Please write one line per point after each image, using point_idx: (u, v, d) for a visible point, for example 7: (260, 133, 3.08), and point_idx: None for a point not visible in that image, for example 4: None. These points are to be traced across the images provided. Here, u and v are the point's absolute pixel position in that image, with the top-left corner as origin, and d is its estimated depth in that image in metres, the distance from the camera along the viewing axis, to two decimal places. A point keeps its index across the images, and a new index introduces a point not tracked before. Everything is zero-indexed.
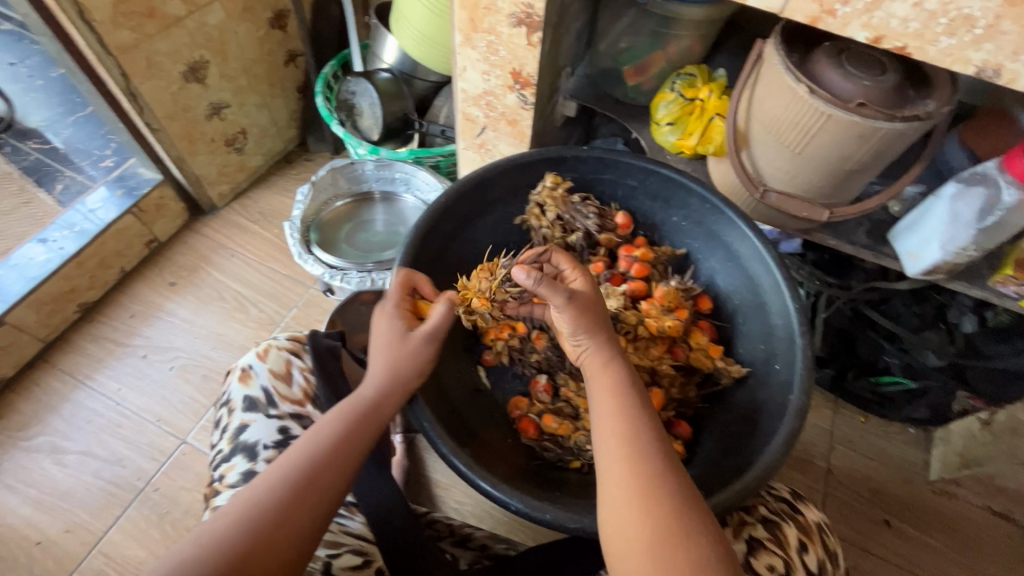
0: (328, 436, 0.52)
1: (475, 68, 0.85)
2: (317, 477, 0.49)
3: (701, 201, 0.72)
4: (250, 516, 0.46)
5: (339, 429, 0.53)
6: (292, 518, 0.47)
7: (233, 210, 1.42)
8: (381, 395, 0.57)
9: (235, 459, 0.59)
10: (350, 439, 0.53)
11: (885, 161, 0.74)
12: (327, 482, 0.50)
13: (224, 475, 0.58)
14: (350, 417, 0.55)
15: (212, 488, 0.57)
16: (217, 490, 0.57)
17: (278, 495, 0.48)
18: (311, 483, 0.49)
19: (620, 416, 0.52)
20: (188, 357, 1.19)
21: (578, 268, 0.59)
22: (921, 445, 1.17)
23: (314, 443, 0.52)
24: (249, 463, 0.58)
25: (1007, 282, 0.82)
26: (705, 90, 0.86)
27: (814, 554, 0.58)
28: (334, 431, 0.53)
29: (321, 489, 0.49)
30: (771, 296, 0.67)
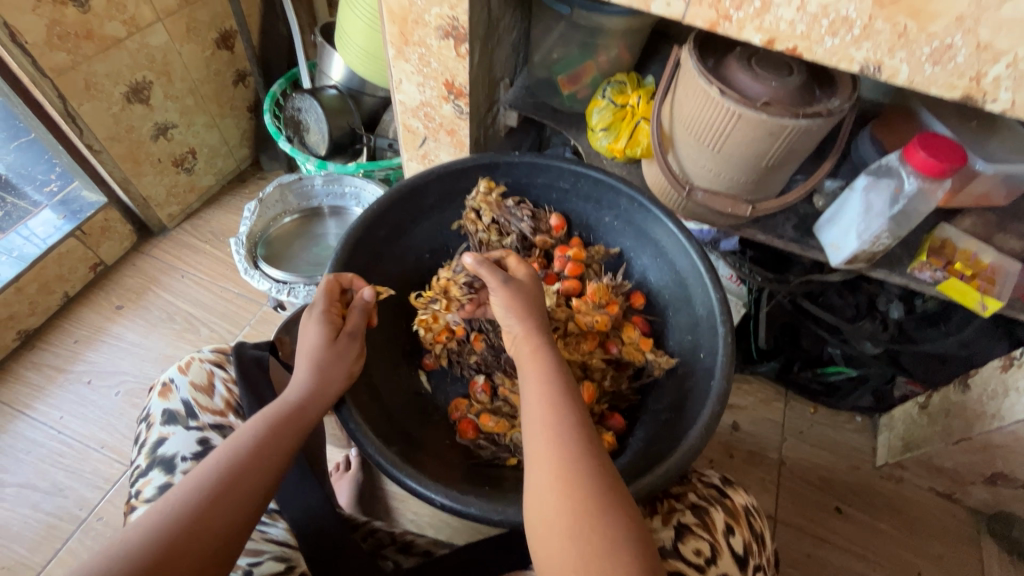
0: (250, 439, 0.52)
1: (411, 81, 0.87)
2: (237, 480, 0.49)
3: (630, 201, 0.74)
4: (165, 525, 0.45)
5: (261, 431, 0.53)
6: (211, 522, 0.46)
7: (184, 230, 1.40)
8: (308, 396, 0.57)
9: (151, 474, 0.57)
10: (272, 439, 0.53)
11: (799, 156, 0.77)
12: (250, 484, 0.49)
13: (140, 490, 0.57)
14: (274, 419, 0.54)
15: (128, 504, 0.56)
16: (133, 506, 0.56)
17: (195, 501, 0.47)
18: (232, 486, 0.49)
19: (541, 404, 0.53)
20: (135, 381, 1.16)
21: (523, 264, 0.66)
22: (868, 432, 1.21)
23: (235, 445, 0.51)
24: (166, 476, 0.57)
25: (923, 268, 0.85)
26: (634, 96, 0.90)
27: (740, 536, 0.61)
28: (256, 433, 0.53)
29: (242, 492, 0.49)
30: (697, 287, 0.69)
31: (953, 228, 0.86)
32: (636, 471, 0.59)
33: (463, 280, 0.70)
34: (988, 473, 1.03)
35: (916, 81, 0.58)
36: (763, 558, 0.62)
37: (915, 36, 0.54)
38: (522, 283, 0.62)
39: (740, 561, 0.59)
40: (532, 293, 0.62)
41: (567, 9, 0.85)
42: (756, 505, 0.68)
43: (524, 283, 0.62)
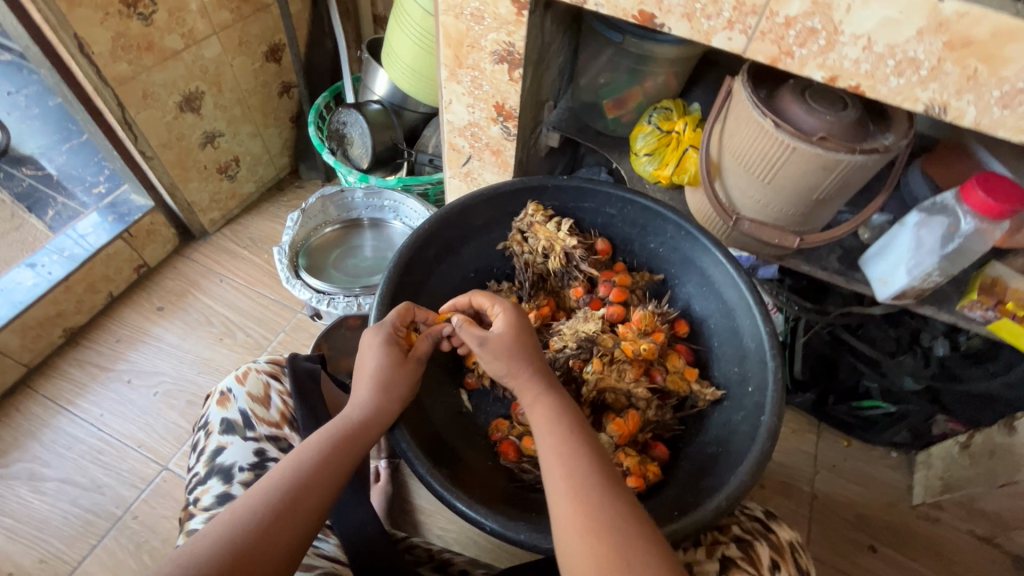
0: (314, 456, 0.54)
1: (460, 101, 0.89)
2: (300, 498, 0.50)
3: (678, 229, 0.74)
4: (232, 535, 0.46)
5: (323, 449, 0.55)
6: (274, 538, 0.47)
7: (224, 235, 1.44)
8: (368, 418, 0.59)
9: (210, 482, 0.59)
10: (333, 459, 0.54)
11: (850, 190, 0.77)
12: (312, 502, 0.51)
13: (198, 497, 0.59)
14: (335, 438, 0.56)
15: (187, 511, 0.58)
16: (192, 513, 0.58)
17: (260, 515, 0.48)
18: (296, 502, 0.50)
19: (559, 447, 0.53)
20: (173, 382, 1.19)
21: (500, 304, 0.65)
22: (903, 469, 1.18)
23: (298, 462, 0.53)
24: (224, 485, 0.58)
25: (973, 306, 0.84)
26: (681, 123, 0.90)
27: (787, 572, 0.59)
28: (318, 451, 0.54)
29: (305, 509, 0.50)
30: (745, 320, 0.69)
31: (1005, 267, 0.83)
32: (684, 504, 0.58)
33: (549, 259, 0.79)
34: None
35: (982, 123, 0.57)
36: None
37: (985, 80, 0.54)
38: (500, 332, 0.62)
39: None
40: (523, 342, 0.62)
41: (619, 37, 0.85)
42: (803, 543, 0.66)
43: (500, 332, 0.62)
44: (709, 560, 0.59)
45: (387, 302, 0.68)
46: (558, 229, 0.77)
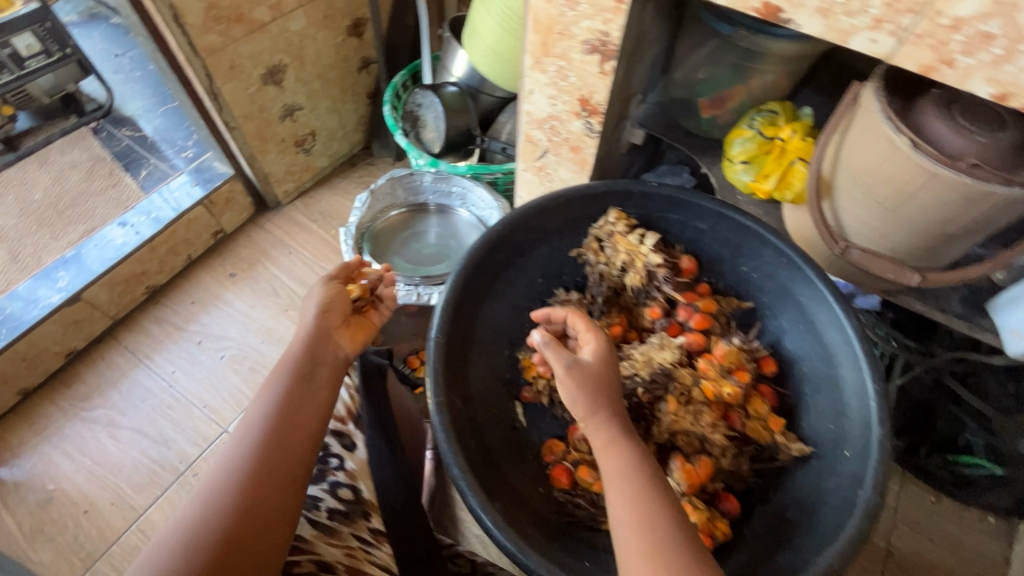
0: (275, 398, 0.61)
1: (543, 92, 0.83)
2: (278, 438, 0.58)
3: (777, 254, 0.66)
4: (221, 482, 0.54)
5: (282, 392, 0.61)
6: (258, 502, 0.53)
7: (296, 207, 1.47)
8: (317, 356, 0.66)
9: None
10: (298, 396, 0.61)
11: (997, 226, 0.65)
12: (293, 438, 0.58)
13: None
14: (292, 376, 0.63)
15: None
16: None
17: (243, 460, 0.56)
18: (277, 442, 0.57)
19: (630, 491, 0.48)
20: (238, 348, 1.24)
21: (590, 331, 0.60)
22: (1001, 538, 1.04)
23: (253, 429, 0.58)
24: None
25: None
26: (787, 129, 0.80)
27: None
28: (280, 392, 0.61)
29: (285, 445, 0.58)
30: (847, 370, 0.60)
31: None
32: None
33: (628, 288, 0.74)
34: None
35: None
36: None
37: None
38: (592, 365, 0.56)
39: None
40: (608, 377, 0.56)
41: (729, 29, 0.76)
42: None
43: (595, 366, 0.56)
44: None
45: (451, 306, 0.64)
46: (641, 243, 0.71)
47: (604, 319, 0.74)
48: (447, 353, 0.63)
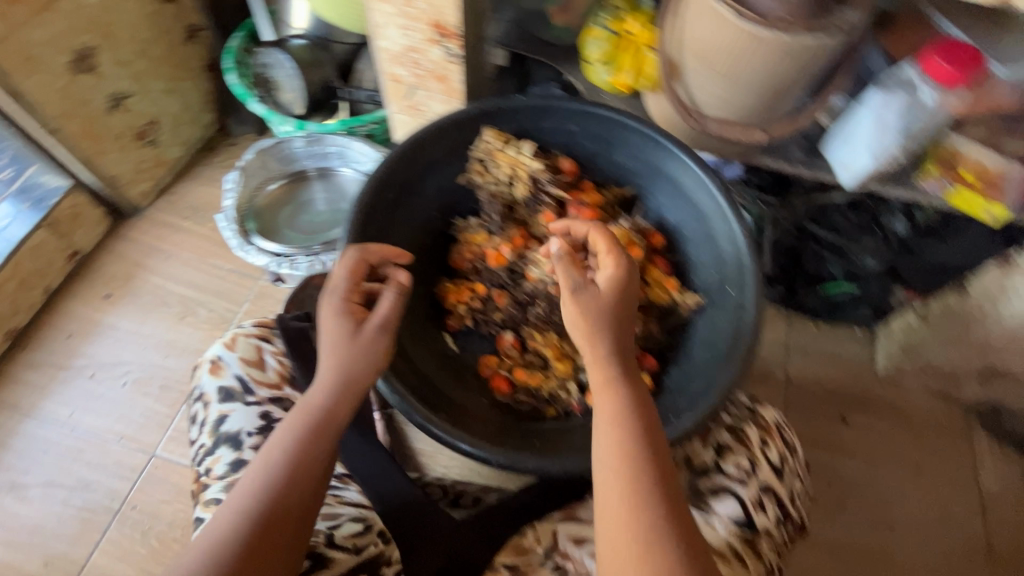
0: (281, 457, 0.53)
1: (393, 24, 0.81)
2: (277, 507, 0.51)
3: (642, 137, 0.72)
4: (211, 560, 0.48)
5: (291, 448, 0.53)
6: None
7: (160, 208, 1.32)
8: (334, 400, 0.55)
9: (219, 451, 0.63)
10: (306, 454, 0.53)
11: (814, 74, 0.74)
12: (292, 503, 0.51)
13: (211, 467, 0.63)
14: (302, 432, 0.54)
15: (201, 480, 0.62)
16: (206, 483, 0.62)
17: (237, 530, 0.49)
18: (275, 511, 0.50)
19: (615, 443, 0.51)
20: (140, 370, 1.14)
21: (612, 251, 0.61)
22: (868, 343, 1.26)
23: (247, 507, 0.50)
24: (235, 452, 0.63)
25: (929, 180, 0.87)
26: (631, 23, 0.83)
27: (773, 446, 0.76)
28: (286, 452, 0.53)
29: (283, 516, 0.51)
30: (719, 223, 0.69)
31: (960, 138, 0.83)
32: (676, 408, 0.62)
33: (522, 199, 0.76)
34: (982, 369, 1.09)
35: None
36: (795, 465, 0.78)
37: None
38: (602, 291, 0.58)
39: (775, 468, 0.75)
40: (619, 305, 0.57)
41: None
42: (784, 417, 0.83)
43: (603, 293, 0.57)
44: (703, 448, 0.76)
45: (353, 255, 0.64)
46: (520, 152, 0.73)
47: (505, 235, 0.76)
48: (361, 298, 0.64)
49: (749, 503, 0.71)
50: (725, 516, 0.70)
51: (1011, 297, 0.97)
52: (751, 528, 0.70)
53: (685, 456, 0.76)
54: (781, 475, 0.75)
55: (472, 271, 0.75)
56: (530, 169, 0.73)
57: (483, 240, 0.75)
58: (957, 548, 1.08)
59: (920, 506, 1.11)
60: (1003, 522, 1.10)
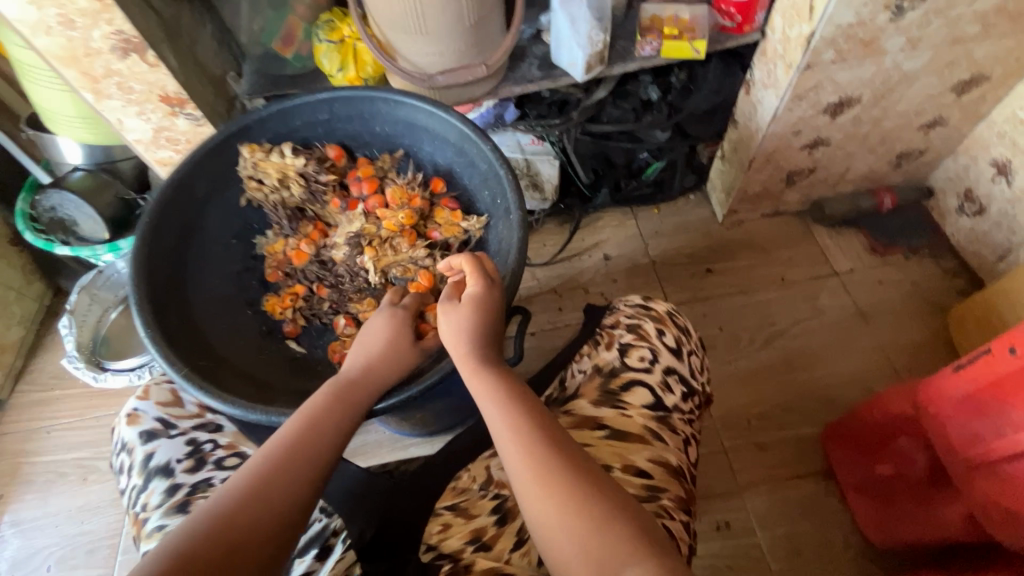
0: (321, 402, 0.58)
1: (128, 114, 0.85)
2: (311, 443, 0.54)
3: (383, 101, 0.80)
4: (246, 482, 0.49)
5: (330, 399, 0.59)
6: (271, 505, 0.48)
7: (23, 390, 1.28)
8: (368, 366, 0.63)
9: (153, 484, 0.67)
10: (341, 403, 0.59)
11: (492, 3, 0.86)
12: (322, 443, 0.55)
13: (146, 502, 0.67)
14: (335, 389, 0.60)
15: (139, 515, 0.66)
16: (145, 517, 0.66)
17: (273, 459, 0.52)
18: (307, 444, 0.54)
19: (510, 424, 0.56)
20: (61, 546, 1.11)
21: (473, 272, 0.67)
22: (704, 202, 1.40)
23: (282, 440, 0.53)
24: (168, 479, 0.67)
25: (645, 45, 1.01)
26: (345, 26, 0.94)
27: (669, 332, 0.83)
28: (325, 401, 0.59)
29: (314, 449, 0.54)
30: (471, 149, 0.78)
31: (652, 6, 1.03)
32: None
33: (305, 196, 0.83)
34: (785, 177, 1.24)
35: None
36: (691, 344, 0.85)
37: None
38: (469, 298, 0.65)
39: (674, 350, 0.81)
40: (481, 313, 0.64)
41: None
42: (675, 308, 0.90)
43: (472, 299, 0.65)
44: (609, 351, 0.82)
45: (149, 303, 0.66)
46: (283, 156, 0.79)
47: (301, 234, 0.84)
48: (170, 341, 0.66)
49: (656, 386, 0.78)
50: (637, 403, 0.75)
51: (760, 110, 1.09)
52: (663, 407, 0.76)
53: (594, 364, 0.81)
54: (680, 355, 0.82)
55: (286, 275, 0.82)
56: (298, 163, 0.80)
57: (282, 246, 0.83)
58: (839, 323, 1.22)
59: (797, 307, 1.25)
60: (863, 286, 1.26)
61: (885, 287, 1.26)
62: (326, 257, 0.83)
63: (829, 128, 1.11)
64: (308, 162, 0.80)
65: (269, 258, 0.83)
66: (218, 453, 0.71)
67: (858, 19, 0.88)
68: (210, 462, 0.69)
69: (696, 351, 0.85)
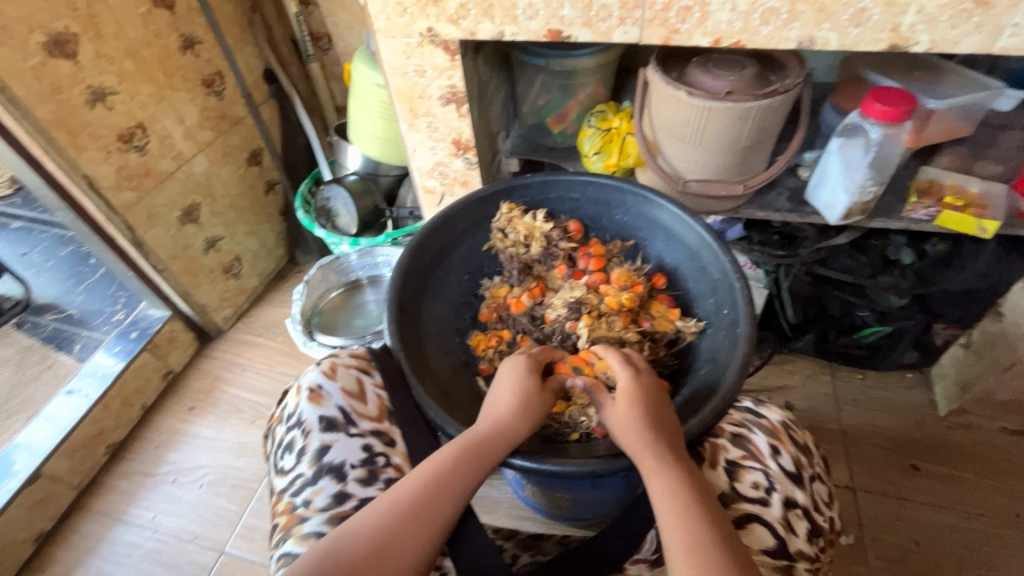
0: (447, 459, 0.62)
1: (423, 147, 1.02)
2: (425, 503, 0.58)
3: (635, 196, 0.85)
4: (365, 527, 0.56)
5: (455, 457, 0.62)
6: (375, 555, 0.54)
7: (238, 328, 1.53)
8: (495, 430, 0.65)
9: (321, 482, 0.65)
10: (467, 462, 0.62)
11: (772, 132, 0.88)
12: (438, 505, 0.59)
13: (311, 498, 0.64)
14: (461, 446, 0.63)
15: (300, 510, 0.63)
16: (304, 515, 0.63)
17: (389, 510, 0.57)
18: (424, 503, 0.58)
19: (718, 555, 0.51)
20: (216, 472, 1.27)
21: (622, 367, 0.69)
22: (922, 387, 1.21)
23: (400, 494, 0.59)
24: (339, 483, 0.65)
25: (916, 207, 0.94)
26: (616, 119, 1.03)
27: (787, 452, 0.66)
28: (448, 458, 0.62)
29: (427, 510, 0.58)
30: (709, 256, 0.78)
31: (934, 170, 0.96)
32: (688, 406, 0.70)
33: (540, 257, 0.89)
34: None
35: (847, 42, 0.71)
36: (812, 467, 0.68)
37: (832, 9, 0.68)
38: (626, 391, 0.66)
39: (793, 476, 0.64)
40: (649, 413, 0.64)
41: (542, 61, 0.98)
42: (793, 419, 0.74)
43: (628, 394, 0.66)
44: (715, 472, 0.65)
45: (396, 306, 0.77)
46: (535, 220, 0.88)
47: (524, 286, 0.89)
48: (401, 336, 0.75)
49: (778, 523, 0.60)
50: (758, 550, 0.58)
51: None
52: (788, 556, 0.59)
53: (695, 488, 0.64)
54: (801, 483, 0.64)
55: (496, 320, 0.88)
56: (542, 225, 0.87)
57: (506, 292, 0.89)
58: None
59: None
60: None
61: None
62: (535, 315, 0.86)
63: None
64: (549, 227, 0.87)
65: (487, 302, 0.90)
66: (389, 472, 0.68)
67: None
68: (381, 480, 0.66)
69: (820, 477, 0.68)
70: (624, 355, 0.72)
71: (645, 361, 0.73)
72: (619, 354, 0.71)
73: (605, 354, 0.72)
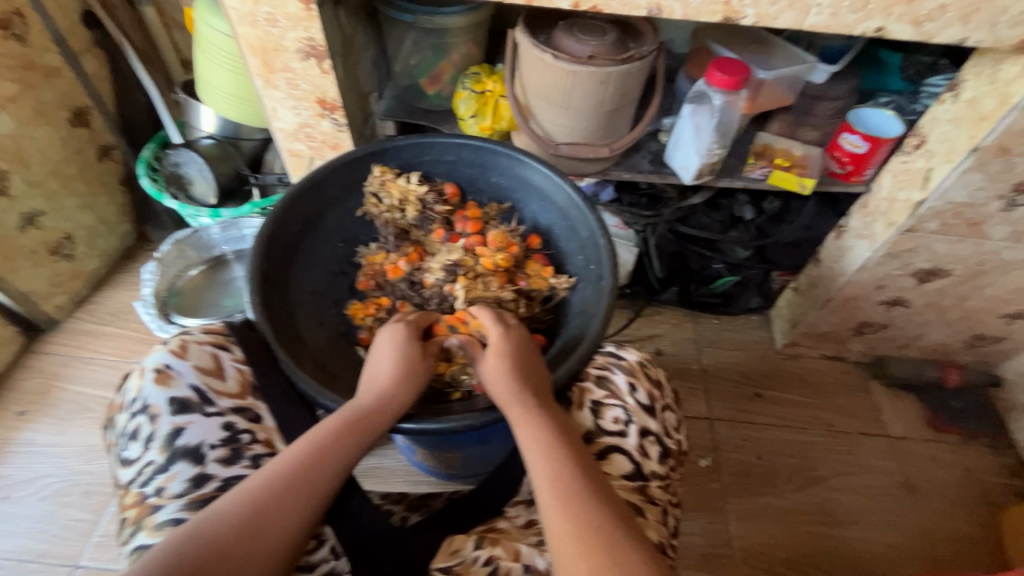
0: (327, 432, 0.60)
1: (284, 106, 0.94)
2: (302, 477, 0.56)
3: (508, 157, 0.85)
4: (233, 508, 0.52)
5: (336, 430, 0.60)
6: (245, 535, 0.51)
7: (78, 318, 1.33)
8: (379, 401, 0.64)
9: (176, 467, 0.60)
10: (348, 435, 0.61)
11: (632, 97, 0.94)
12: (316, 479, 0.57)
13: (164, 485, 0.59)
14: (342, 419, 0.62)
15: (152, 499, 0.58)
16: (158, 504, 0.58)
17: (261, 487, 0.54)
18: (301, 477, 0.56)
19: (583, 489, 0.55)
20: (61, 480, 1.11)
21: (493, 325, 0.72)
22: (764, 326, 1.40)
23: (274, 471, 0.56)
24: (197, 467, 0.60)
25: (753, 167, 1.06)
26: (489, 82, 1.02)
27: (642, 388, 0.73)
28: (328, 431, 0.60)
29: (305, 484, 0.56)
30: (577, 215, 0.82)
31: (768, 136, 1.09)
32: (559, 356, 0.74)
33: (416, 221, 0.88)
34: (855, 325, 1.24)
35: (689, 12, 0.76)
36: (665, 399, 0.75)
37: None
38: (499, 349, 0.69)
39: (647, 408, 0.71)
40: (521, 368, 0.67)
41: (410, 17, 0.94)
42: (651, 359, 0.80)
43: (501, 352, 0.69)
44: (581, 412, 0.71)
45: (260, 277, 0.73)
46: (409, 182, 0.85)
47: (401, 252, 0.88)
48: (266, 308, 0.71)
49: (633, 451, 0.68)
50: (617, 475, 0.66)
51: (848, 256, 1.10)
52: (641, 477, 0.67)
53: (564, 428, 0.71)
54: (653, 413, 0.72)
55: (374, 288, 0.86)
56: (416, 188, 0.85)
57: (382, 259, 0.86)
58: (882, 489, 1.18)
59: (842, 460, 1.22)
60: (912, 457, 1.23)
61: (937, 464, 1.22)
62: (413, 279, 0.85)
63: (915, 292, 1.12)
64: (422, 188, 0.85)
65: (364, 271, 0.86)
66: (255, 449, 0.64)
67: (970, 200, 0.92)
68: (246, 458, 0.62)
69: (672, 408, 0.75)
70: (497, 315, 0.74)
71: (518, 321, 0.76)
72: (491, 312, 0.74)
73: (478, 313, 0.74)
